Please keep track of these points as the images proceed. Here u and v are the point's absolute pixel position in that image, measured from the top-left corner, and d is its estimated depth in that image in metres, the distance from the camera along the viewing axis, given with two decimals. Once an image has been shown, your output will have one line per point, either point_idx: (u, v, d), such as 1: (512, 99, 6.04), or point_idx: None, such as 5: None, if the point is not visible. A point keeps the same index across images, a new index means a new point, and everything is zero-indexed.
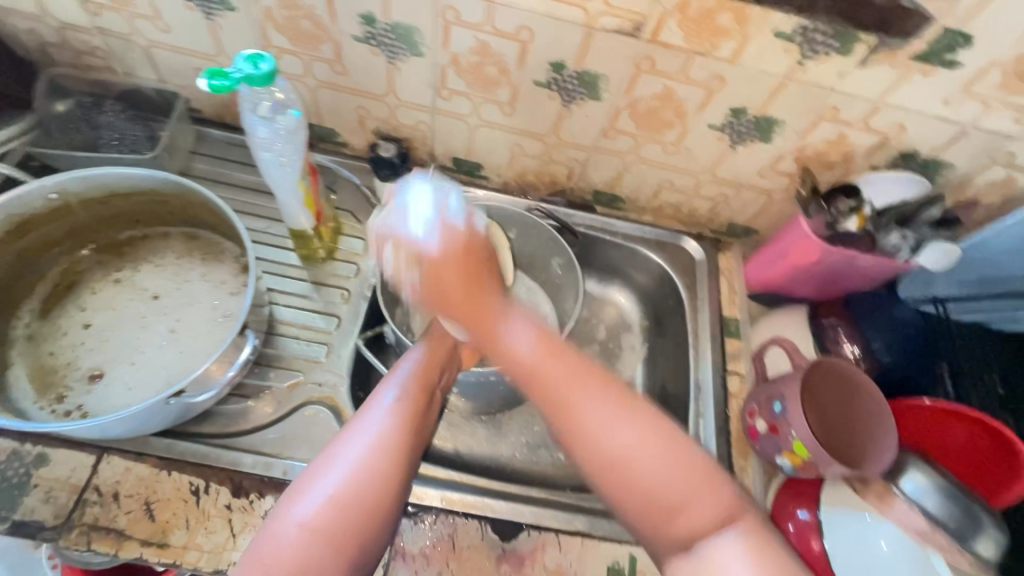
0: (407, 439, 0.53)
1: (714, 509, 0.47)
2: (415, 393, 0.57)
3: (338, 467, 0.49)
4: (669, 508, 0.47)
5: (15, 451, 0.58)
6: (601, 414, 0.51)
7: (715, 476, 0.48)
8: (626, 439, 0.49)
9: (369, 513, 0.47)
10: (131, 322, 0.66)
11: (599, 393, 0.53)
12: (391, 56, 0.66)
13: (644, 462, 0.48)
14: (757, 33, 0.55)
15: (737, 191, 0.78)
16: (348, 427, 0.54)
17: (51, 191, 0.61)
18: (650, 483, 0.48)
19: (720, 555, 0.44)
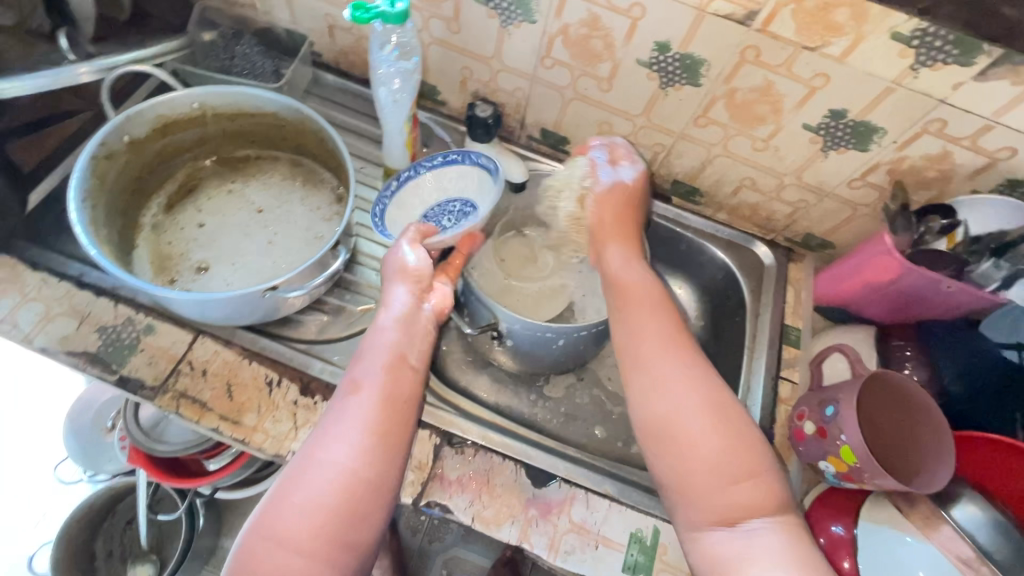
0: (376, 439, 0.55)
1: (761, 495, 0.53)
2: (379, 389, 0.57)
3: (314, 477, 0.53)
4: (718, 479, 0.53)
5: (129, 317, 0.67)
6: (681, 385, 0.57)
7: (763, 463, 0.54)
8: (701, 427, 0.55)
9: (348, 516, 0.52)
10: (237, 228, 0.74)
11: (681, 358, 0.58)
12: (504, 20, 0.70)
13: (708, 444, 0.54)
14: (873, 33, 0.55)
15: (820, 199, 0.77)
16: (323, 427, 0.55)
17: (193, 101, 0.69)
18: (704, 463, 0.54)
19: (761, 538, 0.51)
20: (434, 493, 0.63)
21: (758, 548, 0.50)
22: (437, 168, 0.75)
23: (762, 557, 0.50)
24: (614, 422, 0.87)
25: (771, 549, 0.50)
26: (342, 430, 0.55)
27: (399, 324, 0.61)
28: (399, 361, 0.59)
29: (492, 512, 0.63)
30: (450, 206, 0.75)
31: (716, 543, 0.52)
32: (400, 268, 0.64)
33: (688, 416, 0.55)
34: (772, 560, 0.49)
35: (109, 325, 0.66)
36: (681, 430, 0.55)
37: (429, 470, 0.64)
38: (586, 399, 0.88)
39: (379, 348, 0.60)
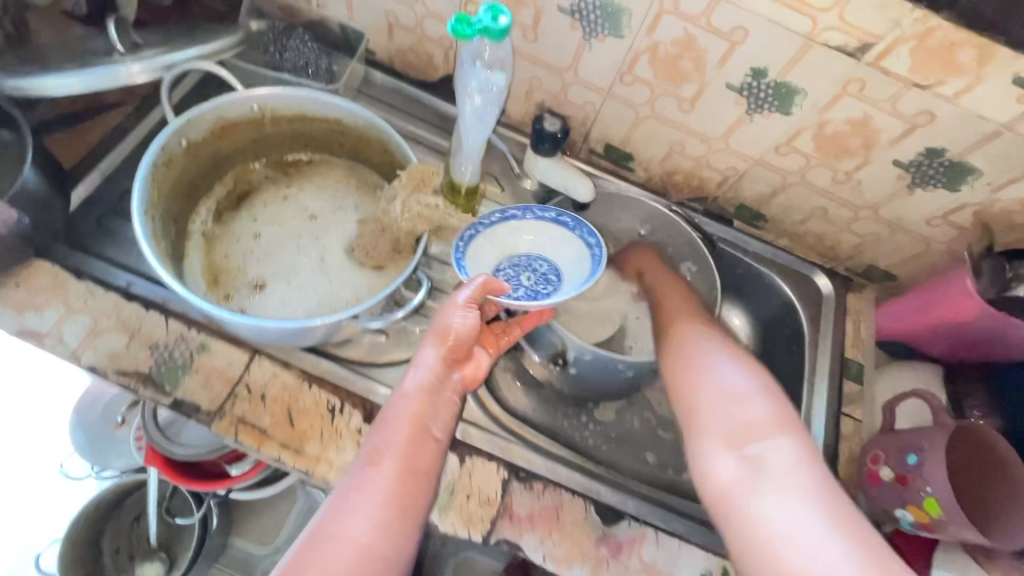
0: (393, 512, 0.52)
1: (774, 416, 0.53)
2: (398, 459, 0.54)
3: (329, 552, 0.49)
4: (733, 401, 0.55)
5: (182, 334, 0.63)
6: (721, 359, 0.60)
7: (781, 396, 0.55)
8: (731, 369, 0.58)
9: None
10: (292, 240, 0.70)
11: (714, 339, 0.64)
12: (588, 33, 0.66)
13: (725, 376, 0.58)
14: (993, 75, 0.53)
15: (893, 234, 0.75)
16: (339, 498, 0.53)
17: (253, 103, 0.65)
18: (711, 394, 0.57)
19: (780, 457, 0.50)
20: (504, 529, 0.61)
21: (769, 469, 0.49)
22: (540, 223, 0.72)
23: (766, 480, 0.49)
24: (665, 448, 0.85)
25: (786, 467, 0.49)
26: (358, 500, 0.52)
27: (423, 391, 0.58)
28: (421, 431, 0.57)
29: (563, 550, 0.61)
30: (538, 265, 0.72)
31: (727, 473, 0.51)
32: (442, 329, 0.60)
33: (708, 363, 0.60)
34: (786, 484, 0.48)
35: (160, 342, 0.62)
36: (708, 378, 0.58)
37: (498, 505, 0.62)
38: (636, 423, 0.86)
39: (400, 410, 0.57)
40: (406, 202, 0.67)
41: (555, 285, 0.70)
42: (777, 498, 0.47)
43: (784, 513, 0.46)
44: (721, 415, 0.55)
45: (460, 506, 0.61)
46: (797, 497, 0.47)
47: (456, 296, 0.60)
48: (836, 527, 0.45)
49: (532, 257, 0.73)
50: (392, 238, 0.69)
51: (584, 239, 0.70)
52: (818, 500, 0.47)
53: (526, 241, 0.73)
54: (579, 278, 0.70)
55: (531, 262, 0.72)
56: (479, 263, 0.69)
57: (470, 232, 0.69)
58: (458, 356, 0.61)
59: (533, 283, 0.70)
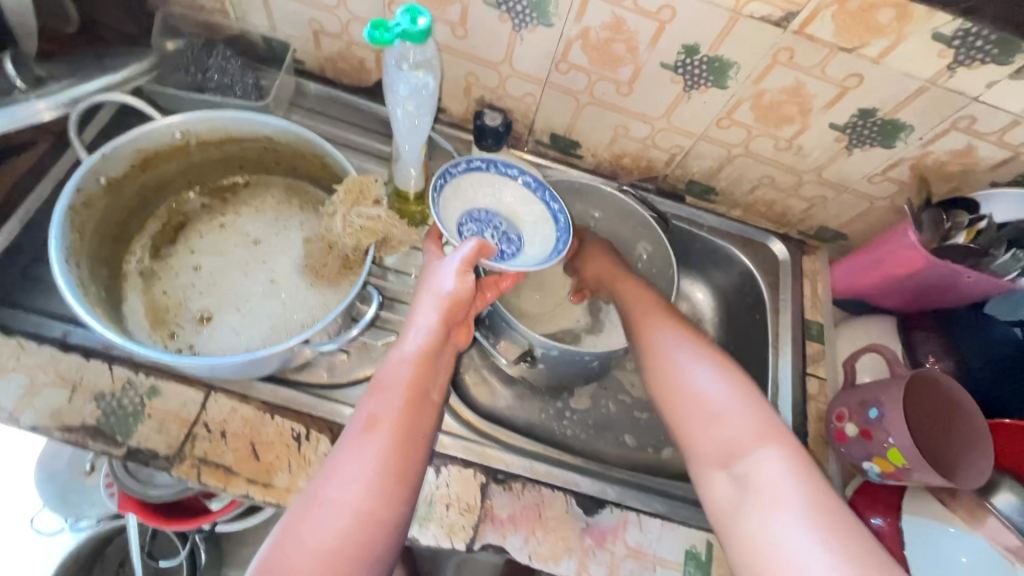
0: (390, 477, 0.51)
1: (748, 430, 0.55)
2: (397, 426, 0.53)
3: (326, 516, 0.48)
4: (713, 420, 0.57)
5: (129, 380, 0.60)
6: (688, 357, 0.61)
7: (757, 406, 0.57)
8: (707, 380, 0.59)
9: (355, 562, 0.47)
10: (236, 267, 0.67)
11: (683, 340, 0.63)
12: (518, 24, 0.65)
13: (704, 383, 0.59)
14: (915, 33, 0.54)
15: (839, 194, 0.76)
16: (330, 462, 0.52)
17: (176, 130, 0.62)
18: (687, 412, 0.59)
19: (767, 472, 0.52)
20: (487, 534, 0.60)
21: (758, 485, 0.52)
22: (500, 180, 0.72)
23: (755, 498, 0.51)
24: (643, 428, 0.85)
25: (771, 481, 0.51)
26: (356, 463, 0.51)
27: (422, 356, 0.58)
28: (421, 396, 0.56)
29: (549, 546, 0.61)
30: (496, 223, 0.70)
31: (718, 487, 0.54)
32: (436, 295, 0.60)
33: (673, 357, 0.62)
34: (772, 494, 0.50)
35: (106, 392, 0.59)
36: (682, 390, 0.60)
37: (479, 511, 0.61)
38: (612, 408, 0.86)
39: (400, 372, 0.56)
40: (345, 218, 0.59)
41: (517, 246, 0.69)
42: (769, 514, 0.50)
43: (777, 530, 0.48)
44: (699, 429, 0.57)
45: (441, 517, 0.60)
46: (782, 509, 0.49)
47: (451, 262, 0.60)
48: (825, 530, 0.47)
49: (490, 215, 0.71)
50: (340, 256, 0.67)
51: (544, 203, 0.72)
52: (810, 510, 0.49)
53: (486, 199, 0.71)
54: (545, 238, 0.71)
55: (491, 220, 0.70)
56: (446, 215, 0.66)
57: (440, 180, 0.66)
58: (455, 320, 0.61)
59: (498, 242, 0.68)
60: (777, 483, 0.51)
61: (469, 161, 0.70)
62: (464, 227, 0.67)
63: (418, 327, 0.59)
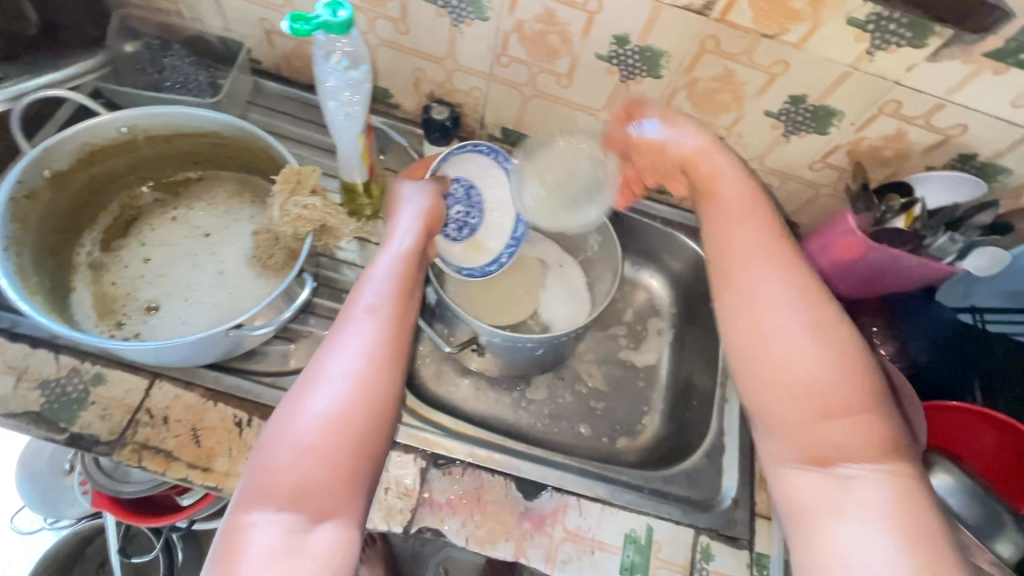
0: (391, 353, 0.50)
1: (865, 438, 0.43)
2: (394, 312, 0.51)
3: (326, 388, 0.47)
4: (819, 411, 0.45)
5: (74, 367, 0.61)
6: (795, 319, 0.47)
7: (878, 408, 0.45)
8: (812, 355, 0.46)
9: (358, 439, 0.46)
10: (185, 259, 0.68)
11: (803, 302, 0.48)
12: (455, 19, 0.66)
13: (808, 359, 0.46)
14: (830, 19, 0.55)
15: (784, 182, 0.77)
16: (328, 342, 0.50)
17: (122, 125, 0.64)
18: (786, 393, 0.46)
19: (866, 493, 0.42)
20: (424, 518, 0.61)
21: (854, 497, 0.42)
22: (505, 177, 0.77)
23: (848, 509, 0.42)
24: (598, 418, 0.86)
25: (870, 502, 0.42)
26: (359, 334, 0.49)
27: (412, 251, 0.57)
28: (412, 286, 0.55)
29: (486, 530, 0.62)
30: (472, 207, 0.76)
31: (803, 483, 0.45)
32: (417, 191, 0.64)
33: (773, 311, 0.48)
34: (871, 516, 0.41)
35: (51, 379, 0.60)
36: (780, 365, 0.47)
37: (417, 496, 0.62)
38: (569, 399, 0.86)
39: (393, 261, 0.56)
40: (283, 206, 0.61)
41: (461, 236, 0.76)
42: (855, 530, 0.41)
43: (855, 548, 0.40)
44: (792, 409, 0.46)
45: (378, 501, 0.61)
46: (865, 525, 0.41)
47: (411, 197, 0.63)
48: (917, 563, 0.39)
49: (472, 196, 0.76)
50: (286, 248, 0.68)
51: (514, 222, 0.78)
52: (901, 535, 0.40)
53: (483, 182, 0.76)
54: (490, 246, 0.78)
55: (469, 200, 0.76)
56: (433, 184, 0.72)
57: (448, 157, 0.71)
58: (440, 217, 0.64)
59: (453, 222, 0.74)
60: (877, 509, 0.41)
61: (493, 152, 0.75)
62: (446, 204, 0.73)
63: (403, 233, 0.59)
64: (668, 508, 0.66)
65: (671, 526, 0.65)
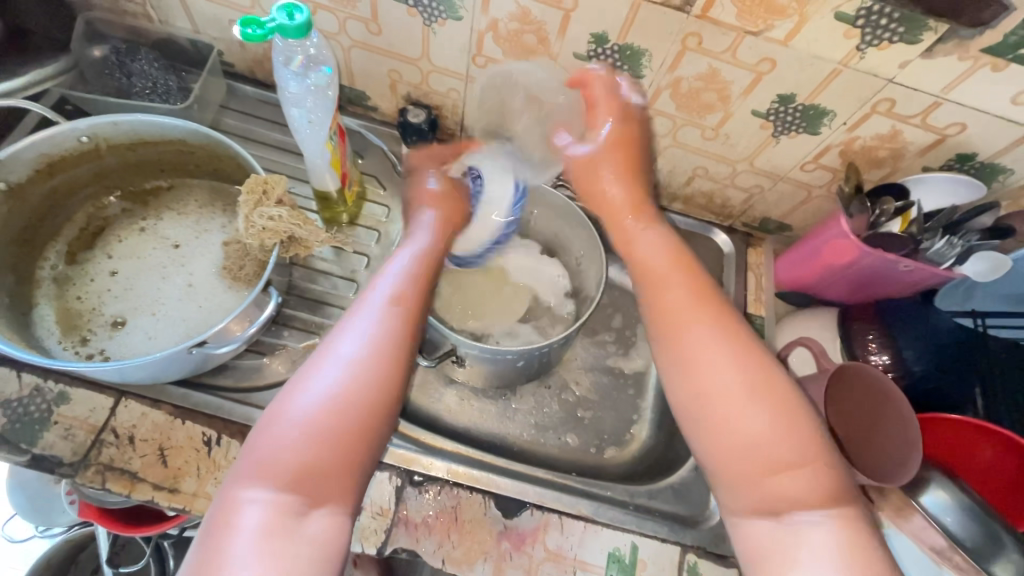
0: (400, 339, 0.53)
1: (811, 486, 0.45)
2: (410, 297, 0.56)
3: (335, 366, 0.49)
4: (766, 465, 0.46)
5: (37, 387, 0.59)
6: (733, 371, 0.49)
7: (824, 457, 0.46)
8: (754, 411, 0.48)
9: (365, 414, 0.48)
10: (154, 271, 0.66)
11: (737, 357, 0.50)
12: (428, 18, 0.64)
13: (751, 419, 0.47)
14: (817, 14, 0.52)
15: (775, 184, 0.74)
16: (341, 327, 0.53)
17: (82, 134, 0.62)
18: (729, 447, 0.48)
19: (819, 541, 0.43)
20: (399, 539, 0.59)
21: (812, 547, 0.43)
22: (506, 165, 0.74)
23: (805, 557, 0.43)
24: (586, 428, 0.83)
25: (826, 550, 0.43)
26: (369, 318, 0.53)
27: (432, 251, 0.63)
28: (428, 278, 0.60)
29: (462, 551, 0.59)
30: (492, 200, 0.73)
31: (755, 535, 0.46)
32: (427, 193, 0.70)
33: (713, 367, 0.50)
34: (822, 560, 0.42)
35: (13, 399, 0.58)
36: (720, 420, 0.48)
37: (392, 515, 0.60)
38: (556, 408, 0.84)
39: (404, 260, 0.60)
40: (247, 217, 0.58)
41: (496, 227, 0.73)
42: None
43: None
44: (737, 463, 0.47)
45: None
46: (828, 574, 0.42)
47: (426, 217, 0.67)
48: None
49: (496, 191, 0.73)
50: (256, 259, 0.66)
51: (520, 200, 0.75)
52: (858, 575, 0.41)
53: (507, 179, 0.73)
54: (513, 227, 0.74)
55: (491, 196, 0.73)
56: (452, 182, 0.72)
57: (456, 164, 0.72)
58: (451, 218, 0.68)
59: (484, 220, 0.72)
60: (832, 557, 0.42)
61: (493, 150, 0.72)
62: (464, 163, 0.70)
63: (421, 234, 0.64)
64: (653, 526, 0.64)
65: (657, 545, 0.63)
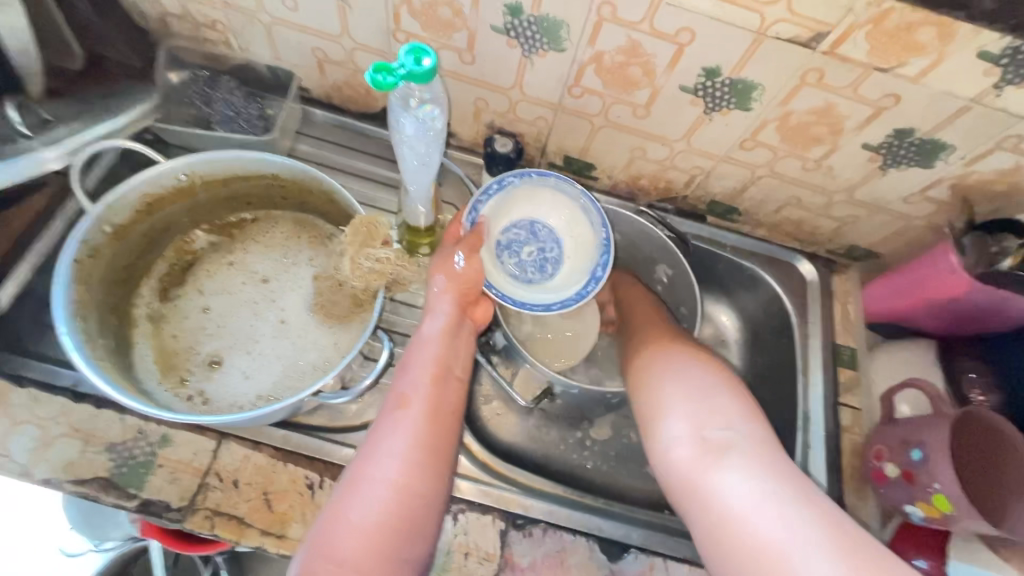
0: (425, 454, 0.54)
1: (731, 401, 0.55)
2: (426, 402, 0.57)
3: (367, 493, 0.51)
4: (697, 392, 0.56)
5: (140, 429, 0.59)
6: (680, 347, 0.62)
7: (738, 387, 0.57)
8: (685, 360, 0.60)
9: (398, 535, 0.51)
10: (245, 308, 0.65)
11: (674, 335, 0.65)
12: (528, 49, 0.62)
13: (679, 361, 0.60)
14: (958, 51, 0.50)
15: (871, 214, 0.72)
16: (370, 446, 0.55)
17: (180, 172, 0.61)
18: (666, 377, 0.59)
19: (731, 439, 0.52)
20: None
21: (730, 451, 0.51)
22: (550, 198, 0.72)
23: (727, 461, 0.51)
24: None
25: (742, 449, 0.51)
26: (398, 434, 0.54)
27: (444, 335, 0.61)
28: (446, 372, 0.59)
29: None
30: (544, 244, 0.72)
31: (679, 447, 0.54)
32: (449, 274, 0.63)
33: (653, 342, 0.65)
34: (742, 454, 0.51)
35: (117, 442, 0.58)
36: (661, 365, 0.61)
37: (499, 560, 0.59)
38: (635, 438, 0.83)
39: (424, 363, 0.59)
40: (354, 259, 0.59)
41: (545, 269, 0.71)
42: (739, 476, 0.50)
43: (744, 492, 0.49)
44: (684, 399, 0.56)
45: (458, 567, 0.58)
46: (749, 469, 0.50)
47: (439, 280, 0.62)
48: (790, 496, 0.48)
49: (547, 234, 0.72)
50: (350, 293, 0.66)
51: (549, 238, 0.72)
52: (767, 464, 0.50)
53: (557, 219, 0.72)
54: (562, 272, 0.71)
55: (545, 239, 0.72)
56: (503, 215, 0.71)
57: (504, 208, 0.70)
58: (469, 300, 0.64)
59: (532, 260, 0.71)
60: (753, 453, 0.51)
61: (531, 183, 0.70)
62: (478, 203, 0.68)
63: (435, 312, 0.62)
64: None
65: None
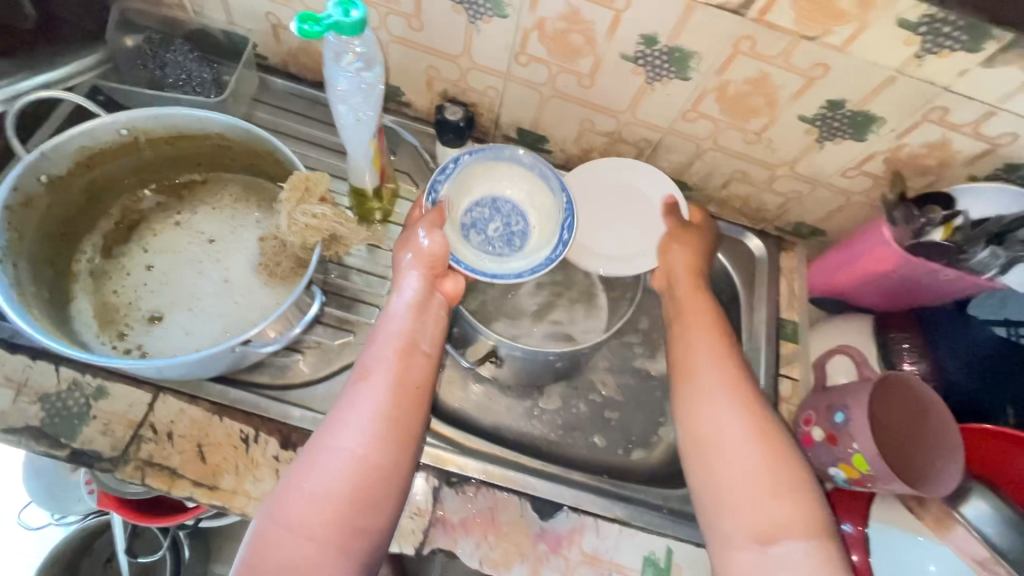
0: (386, 425, 0.54)
1: (801, 516, 0.52)
2: (390, 374, 0.57)
3: (326, 462, 0.52)
4: (756, 495, 0.53)
5: (75, 381, 0.59)
6: (733, 422, 0.57)
7: (810, 494, 0.54)
8: (744, 448, 0.55)
9: (355, 505, 0.51)
10: (189, 267, 0.66)
11: (734, 401, 0.58)
12: (472, 15, 0.62)
13: (743, 453, 0.55)
14: (878, 20, 0.51)
15: (814, 190, 0.73)
16: (332, 417, 0.55)
17: (122, 127, 0.61)
18: (735, 480, 0.55)
19: (795, 562, 0.50)
20: (437, 539, 0.60)
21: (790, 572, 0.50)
22: (515, 173, 0.72)
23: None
24: (613, 429, 0.83)
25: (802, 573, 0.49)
26: (360, 405, 0.55)
27: (412, 310, 0.62)
28: (412, 347, 0.60)
29: (500, 552, 0.60)
30: (511, 220, 0.71)
31: (748, 562, 0.51)
32: (415, 251, 0.63)
33: (708, 406, 0.58)
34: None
35: (51, 393, 0.58)
36: (723, 458, 0.56)
37: (430, 515, 0.60)
38: (584, 409, 0.84)
39: (390, 336, 0.60)
40: (290, 214, 0.58)
41: (513, 245, 0.70)
42: None
43: None
44: (742, 504, 0.53)
45: None
46: None
47: (407, 259, 0.64)
48: None
49: (513, 211, 0.72)
50: (293, 255, 0.65)
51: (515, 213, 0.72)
52: None
53: (521, 196, 0.73)
54: (535, 246, 0.70)
55: (510, 215, 0.72)
56: (466, 191, 0.71)
57: (466, 180, 0.71)
58: (437, 273, 0.64)
59: (497, 235, 0.70)
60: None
61: (495, 159, 0.72)
62: (438, 182, 0.68)
63: (404, 286, 0.63)
64: (687, 530, 0.64)
65: (691, 549, 0.63)
